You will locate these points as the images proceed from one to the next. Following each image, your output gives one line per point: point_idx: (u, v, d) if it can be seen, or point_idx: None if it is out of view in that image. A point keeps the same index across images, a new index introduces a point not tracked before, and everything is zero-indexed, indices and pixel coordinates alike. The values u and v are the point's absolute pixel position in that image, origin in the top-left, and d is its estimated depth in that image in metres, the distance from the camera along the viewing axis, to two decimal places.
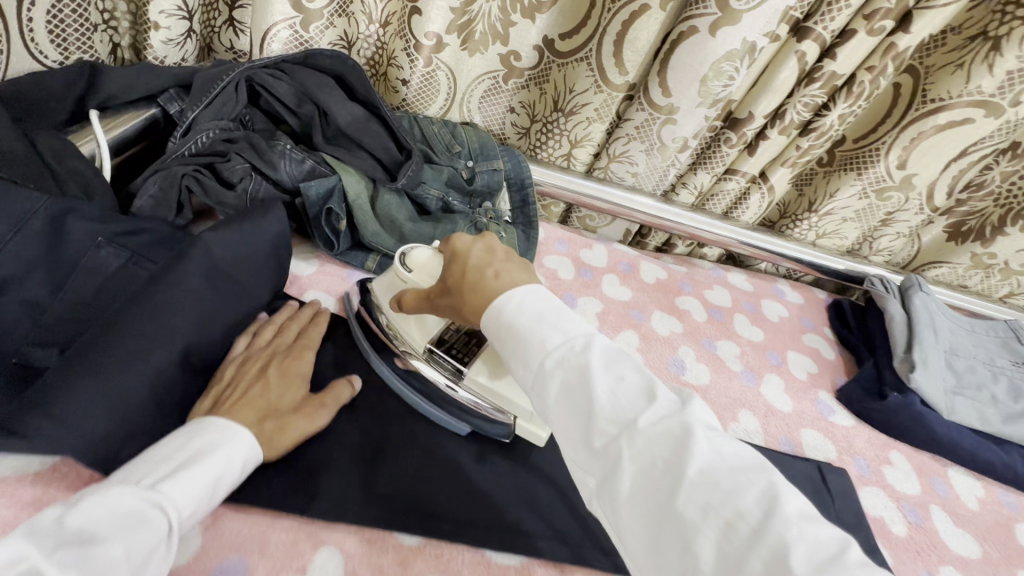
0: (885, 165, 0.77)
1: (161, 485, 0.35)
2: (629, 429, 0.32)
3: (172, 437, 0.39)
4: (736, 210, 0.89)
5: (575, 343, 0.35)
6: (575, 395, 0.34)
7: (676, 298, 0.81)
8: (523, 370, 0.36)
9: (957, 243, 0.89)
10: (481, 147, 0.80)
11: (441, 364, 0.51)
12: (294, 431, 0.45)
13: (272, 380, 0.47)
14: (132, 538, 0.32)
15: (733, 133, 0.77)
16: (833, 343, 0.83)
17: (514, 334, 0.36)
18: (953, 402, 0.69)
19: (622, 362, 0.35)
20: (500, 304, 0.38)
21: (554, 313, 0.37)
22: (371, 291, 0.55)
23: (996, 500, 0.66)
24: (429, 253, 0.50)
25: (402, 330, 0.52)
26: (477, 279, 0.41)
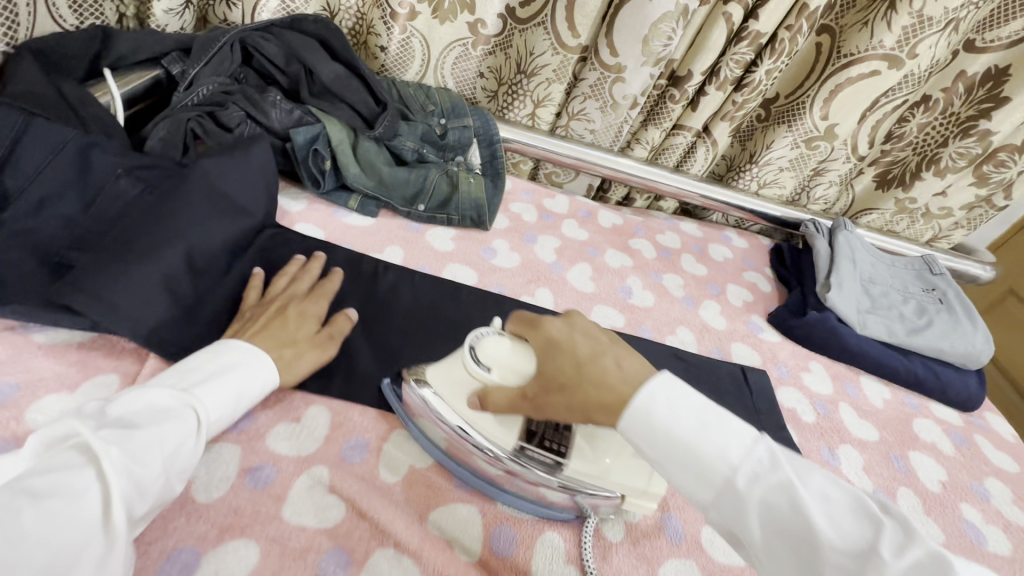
0: (811, 119, 0.87)
1: (192, 390, 0.43)
2: (869, 560, 0.31)
3: (199, 353, 0.47)
4: (686, 162, 0.98)
5: (759, 454, 0.36)
6: (779, 517, 0.34)
7: (629, 240, 0.90)
8: (703, 486, 0.36)
9: (885, 190, 0.99)
10: (453, 106, 0.89)
11: (534, 459, 0.48)
12: (305, 361, 0.53)
13: (288, 316, 0.55)
14: (165, 426, 0.39)
15: (676, 90, 0.87)
16: (771, 280, 0.93)
17: (679, 445, 0.37)
18: (865, 318, 0.79)
19: (816, 476, 0.35)
20: (641, 405, 0.38)
21: (714, 421, 0.37)
22: (433, 389, 0.50)
23: (900, 401, 0.77)
24: (504, 345, 0.49)
25: (483, 428, 0.48)
26: (599, 374, 0.41)
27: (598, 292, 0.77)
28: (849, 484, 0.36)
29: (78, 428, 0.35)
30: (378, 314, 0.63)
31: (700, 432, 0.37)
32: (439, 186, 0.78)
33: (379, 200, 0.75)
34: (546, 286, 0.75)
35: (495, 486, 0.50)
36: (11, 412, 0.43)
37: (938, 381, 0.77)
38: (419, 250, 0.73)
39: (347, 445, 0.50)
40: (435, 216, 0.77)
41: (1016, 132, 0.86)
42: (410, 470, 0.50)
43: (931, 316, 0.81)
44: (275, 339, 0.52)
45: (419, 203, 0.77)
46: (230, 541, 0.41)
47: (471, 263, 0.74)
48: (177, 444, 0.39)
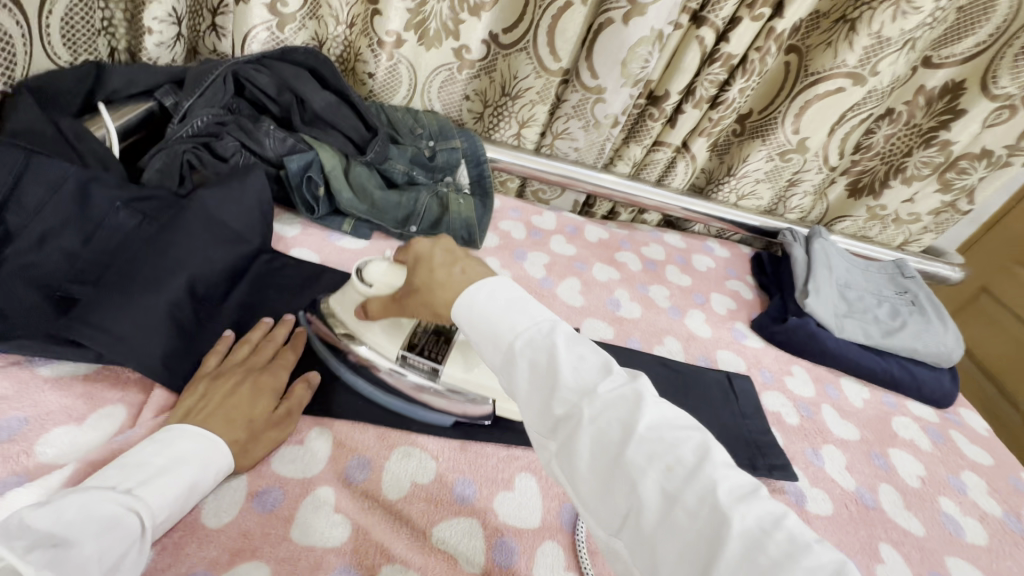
0: (784, 132, 0.91)
1: (136, 491, 0.39)
2: (588, 396, 0.38)
3: (145, 443, 0.43)
4: (668, 176, 1.02)
5: (543, 327, 0.42)
6: (540, 370, 0.40)
7: (615, 253, 0.93)
8: (496, 351, 0.42)
9: (857, 198, 1.03)
10: (441, 129, 0.91)
11: (414, 365, 0.58)
12: (266, 441, 0.49)
13: (244, 394, 0.50)
14: (104, 540, 0.35)
15: (655, 109, 0.91)
16: (752, 287, 0.97)
17: (487, 318, 0.43)
18: (843, 322, 0.83)
19: (582, 346, 0.41)
20: (467, 295, 0.44)
21: (521, 301, 0.43)
22: (335, 312, 0.59)
23: (879, 401, 0.80)
24: (384, 266, 0.56)
25: (374, 339, 0.58)
26: (444, 279, 0.46)
27: (587, 305, 0.80)
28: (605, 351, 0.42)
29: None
30: None
31: (507, 309, 0.42)
32: (430, 209, 0.80)
33: (372, 223, 0.78)
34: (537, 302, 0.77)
35: (494, 499, 0.52)
36: (22, 446, 0.44)
37: (913, 380, 0.81)
38: None
39: (351, 464, 0.51)
40: (428, 236, 0.79)
41: (976, 142, 0.90)
42: (413, 486, 0.51)
43: (903, 318, 0.85)
44: (233, 418, 0.48)
45: (411, 224, 0.79)
46: (242, 564, 0.42)
47: None
48: (117, 560, 0.35)
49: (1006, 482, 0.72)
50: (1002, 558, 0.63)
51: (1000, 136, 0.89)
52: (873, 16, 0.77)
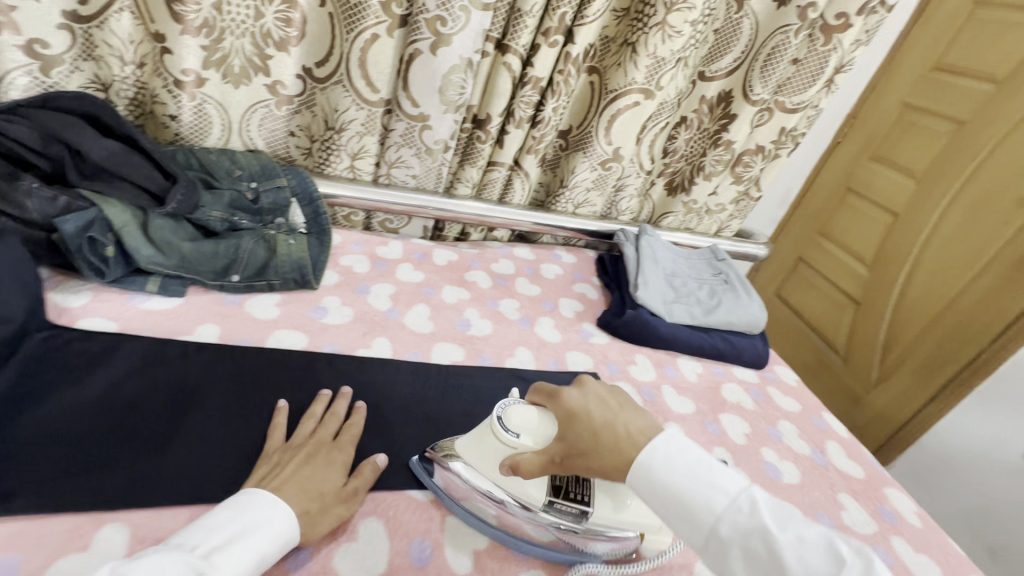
0: (600, 145, 1.01)
1: (211, 556, 0.42)
2: None
3: (224, 510, 0.47)
4: (508, 194, 1.07)
5: (742, 505, 0.45)
6: (756, 555, 0.43)
7: (465, 273, 0.96)
8: (696, 531, 0.46)
9: (674, 195, 1.16)
10: (262, 168, 0.85)
11: (562, 510, 0.55)
12: (333, 516, 0.52)
13: (318, 466, 0.55)
14: None
15: (481, 132, 0.96)
16: (598, 287, 1.04)
17: (675, 496, 0.46)
18: (671, 308, 0.92)
19: (788, 521, 0.44)
20: (648, 464, 0.48)
21: (704, 470, 0.47)
22: (465, 459, 0.57)
23: (710, 372, 0.90)
24: (523, 409, 0.57)
25: (518, 489, 0.55)
26: (613, 444, 0.50)
27: (437, 331, 0.80)
28: (818, 527, 0.44)
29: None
30: (188, 401, 0.59)
31: (695, 485, 0.46)
32: (255, 254, 0.75)
33: (184, 277, 0.71)
34: (383, 335, 0.75)
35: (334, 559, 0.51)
36: None
37: (733, 350, 0.92)
38: (238, 326, 0.69)
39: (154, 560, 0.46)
40: (253, 284, 0.74)
41: (750, 139, 1.07)
42: None
43: (720, 296, 0.97)
44: (304, 491, 0.51)
45: (232, 274, 0.73)
46: None
47: (298, 325, 0.72)
48: None
49: (811, 423, 0.85)
50: (813, 490, 0.72)
51: (767, 133, 1.06)
52: (647, 39, 0.88)
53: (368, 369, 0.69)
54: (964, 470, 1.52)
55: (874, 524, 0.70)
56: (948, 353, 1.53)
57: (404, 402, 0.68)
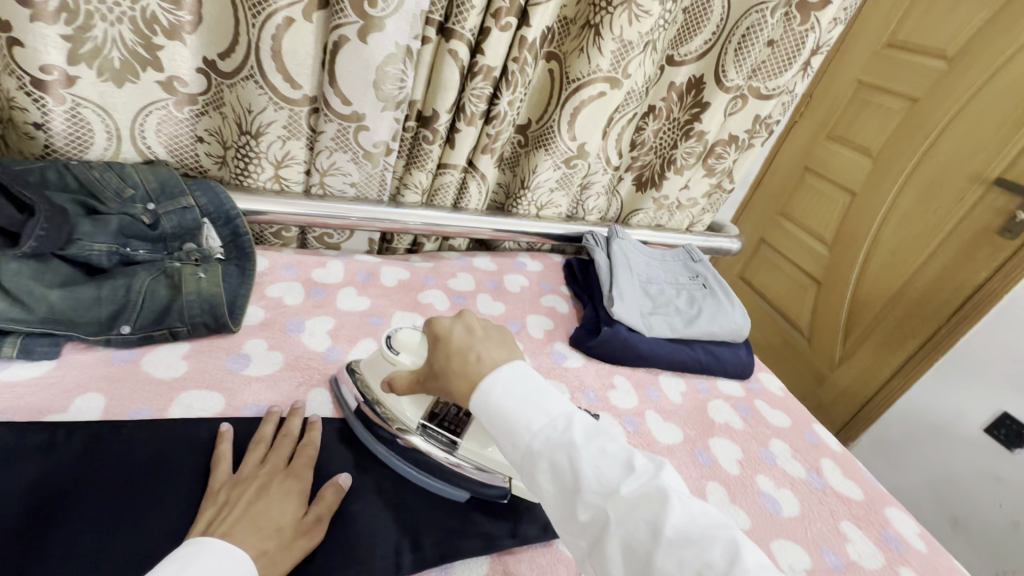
0: (563, 140, 0.90)
1: None
2: (611, 498, 0.38)
3: (168, 565, 0.39)
4: (463, 199, 0.95)
5: (558, 424, 0.42)
6: (562, 472, 0.40)
7: (418, 294, 0.84)
8: (513, 448, 0.43)
9: (643, 191, 1.08)
10: (162, 185, 0.68)
11: (433, 436, 0.57)
12: (295, 551, 0.46)
13: (272, 499, 0.48)
14: None
15: (427, 131, 0.83)
16: (567, 298, 0.95)
17: (500, 414, 0.43)
18: (649, 320, 0.84)
19: (599, 437, 0.42)
20: (485, 388, 0.45)
21: (536, 396, 0.44)
22: (362, 375, 0.60)
23: (694, 389, 0.82)
24: (415, 338, 0.59)
25: (395, 408, 0.57)
26: (460, 364, 0.48)
27: None
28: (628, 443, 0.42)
29: None
30: (60, 511, 0.45)
31: (520, 406, 0.43)
32: (153, 295, 0.61)
33: (57, 334, 0.57)
34: (320, 383, 0.63)
35: None
36: None
37: (718, 362, 0.85)
38: (131, 395, 0.56)
39: None
40: (150, 334, 0.61)
41: (723, 129, 0.99)
42: None
43: (699, 304, 0.89)
44: (259, 530, 0.45)
45: (122, 324, 0.59)
46: None
47: (211, 383, 0.59)
48: None
49: (802, 438, 0.79)
50: (815, 522, 0.66)
51: (741, 122, 0.98)
52: (611, 20, 0.77)
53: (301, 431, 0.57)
54: (929, 447, 1.52)
55: (880, 555, 0.64)
56: (908, 329, 1.52)
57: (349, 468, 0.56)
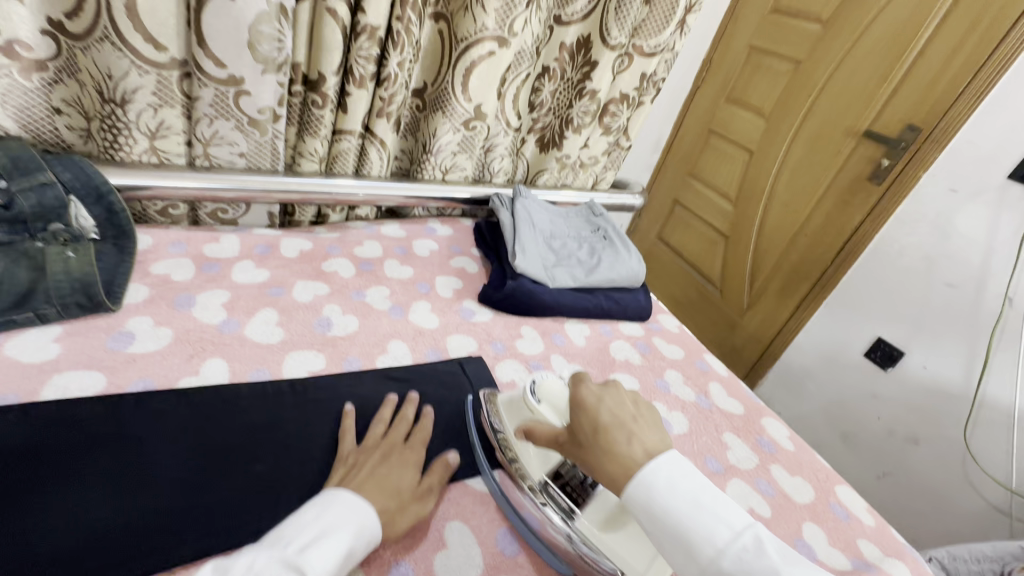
0: (460, 103, 0.91)
1: (302, 551, 0.41)
2: None
3: (310, 508, 0.46)
4: (364, 165, 0.95)
5: (745, 538, 0.40)
6: None
7: (322, 263, 0.83)
8: (691, 560, 0.41)
9: (546, 151, 1.12)
10: (13, 159, 0.62)
11: (556, 498, 0.56)
12: (410, 512, 0.51)
13: (392, 465, 0.54)
14: None
15: (316, 95, 0.81)
16: (478, 259, 0.98)
17: (673, 519, 0.42)
18: (552, 273, 0.88)
19: (798, 563, 0.39)
20: (651, 484, 0.44)
21: (709, 500, 0.42)
22: (499, 414, 0.62)
23: (598, 333, 0.88)
24: (556, 388, 0.61)
25: (524, 456, 0.59)
26: (609, 442, 0.48)
27: (288, 338, 0.67)
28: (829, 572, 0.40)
29: None
30: None
31: (694, 511, 0.42)
32: (12, 278, 0.57)
33: None
34: (215, 355, 0.62)
35: None
36: None
37: (618, 307, 0.91)
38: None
39: None
40: (13, 318, 0.56)
41: (613, 88, 1.05)
42: None
43: (600, 254, 0.94)
44: (384, 490, 0.51)
45: None
46: None
47: (89, 362, 0.56)
48: None
49: (694, 367, 0.87)
50: (701, 436, 0.74)
51: (629, 81, 1.04)
52: None
53: (198, 401, 0.56)
54: (821, 376, 1.71)
55: (755, 457, 0.73)
56: (802, 271, 1.69)
57: (249, 428, 0.55)
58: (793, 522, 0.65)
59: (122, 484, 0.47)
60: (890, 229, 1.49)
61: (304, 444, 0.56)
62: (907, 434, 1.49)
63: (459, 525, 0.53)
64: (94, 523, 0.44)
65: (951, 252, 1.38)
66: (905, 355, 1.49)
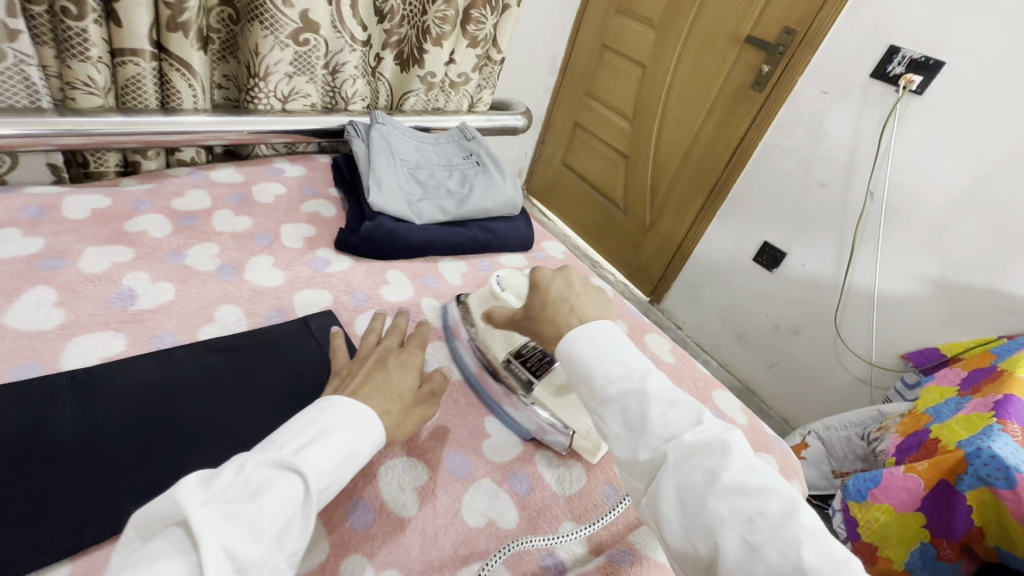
0: (280, 10, 0.75)
1: (303, 453, 0.36)
2: (673, 443, 0.38)
3: (302, 413, 0.41)
4: (171, 97, 0.76)
5: (634, 372, 0.42)
6: (632, 421, 0.40)
7: (124, 223, 0.67)
8: (588, 393, 0.43)
9: (408, 70, 0.99)
10: None
11: (515, 372, 0.60)
12: (410, 417, 0.49)
13: (390, 368, 0.50)
14: (268, 496, 0.33)
15: (66, 1, 0.62)
16: (336, 201, 0.86)
17: (580, 358, 0.44)
18: (418, 207, 0.78)
19: (675, 391, 0.41)
20: (569, 336, 0.46)
21: (616, 347, 0.45)
22: (467, 306, 0.67)
23: (476, 269, 0.81)
24: (518, 281, 0.64)
25: (487, 336, 0.62)
26: (553, 314, 0.50)
27: (71, 321, 0.54)
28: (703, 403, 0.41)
29: (178, 503, 0.30)
30: None
31: (599, 353, 0.44)
32: None
33: None
34: None
35: None
36: None
37: (495, 238, 0.84)
38: None
39: None
40: None
41: None
42: None
43: (471, 182, 0.85)
44: (383, 394, 0.47)
45: None
46: None
47: None
48: (283, 519, 0.33)
49: None
50: None
51: None
52: None
53: None
54: (716, 285, 1.78)
55: None
56: (697, 185, 1.70)
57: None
58: None
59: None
60: (772, 136, 1.52)
61: (82, 453, 0.44)
62: (790, 326, 1.62)
63: None
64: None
65: (823, 152, 1.43)
66: (786, 255, 1.58)
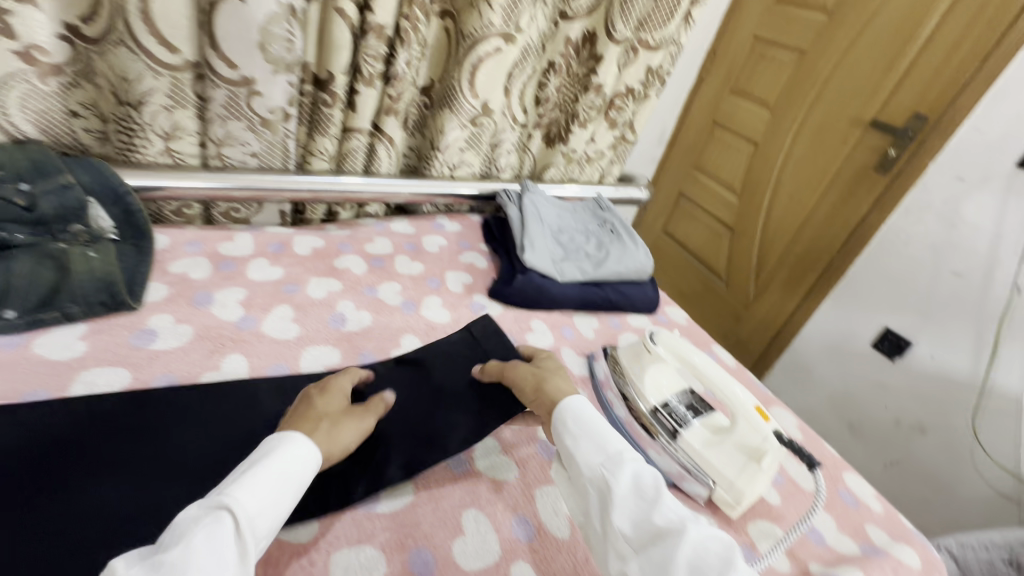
0: (467, 100, 0.92)
1: (228, 491, 0.40)
2: (692, 521, 0.46)
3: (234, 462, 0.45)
4: (373, 163, 0.95)
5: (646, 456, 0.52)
6: (643, 491, 0.48)
7: (334, 260, 0.84)
8: (599, 454, 0.51)
9: (553, 147, 1.13)
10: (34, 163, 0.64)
11: (662, 421, 0.65)
12: (346, 432, 0.51)
13: (314, 397, 0.53)
14: (196, 536, 0.36)
15: (325, 95, 0.83)
16: (486, 254, 0.99)
17: (600, 427, 0.54)
18: (561, 267, 0.89)
19: None
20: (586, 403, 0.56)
21: None
22: (617, 355, 0.75)
23: (607, 326, 0.90)
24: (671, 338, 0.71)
25: (637, 382, 0.69)
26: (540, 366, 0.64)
27: (304, 334, 0.69)
28: None
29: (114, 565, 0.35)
30: None
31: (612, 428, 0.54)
32: (37, 279, 0.59)
33: None
34: (235, 351, 0.64)
35: None
36: None
37: (625, 299, 0.92)
38: (33, 379, 0.54)
39: None
40: (38, 318, 0.58)
41: (619, 82, 1.07)
42: None
43: (607, 248, 0.95)
44: (306, 419, 0.50)
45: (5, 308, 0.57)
46: None
47: (116, 360, 0.58)
48: (215, 551, 0.36)
49: None
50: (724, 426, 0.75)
51: (634, 75, 1.06)
52: None
53: (220, 393, 0.58)
54: (827, 368, 1.70)
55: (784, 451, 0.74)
56: (809, 263, 1.67)
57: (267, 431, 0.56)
58: (805, 509, 0.66)
59: (142, 478, 0.49)
60: (898, 221, 1.48)
61: None
62: (915, 423, 1.49)
63: (476, 513, 0.54)
64: (107, 519, 0.45)
65: (958, 242, 1.37)
66: (912, 345, 1.48)
